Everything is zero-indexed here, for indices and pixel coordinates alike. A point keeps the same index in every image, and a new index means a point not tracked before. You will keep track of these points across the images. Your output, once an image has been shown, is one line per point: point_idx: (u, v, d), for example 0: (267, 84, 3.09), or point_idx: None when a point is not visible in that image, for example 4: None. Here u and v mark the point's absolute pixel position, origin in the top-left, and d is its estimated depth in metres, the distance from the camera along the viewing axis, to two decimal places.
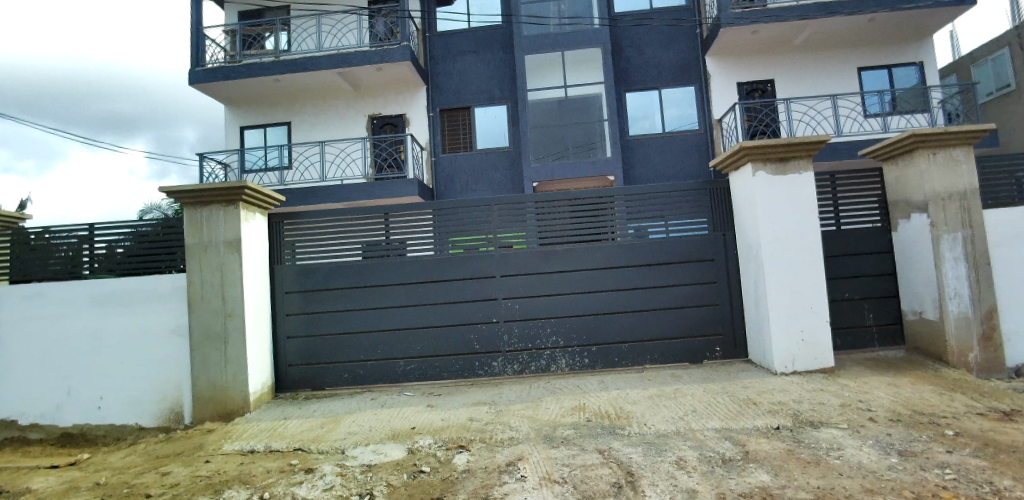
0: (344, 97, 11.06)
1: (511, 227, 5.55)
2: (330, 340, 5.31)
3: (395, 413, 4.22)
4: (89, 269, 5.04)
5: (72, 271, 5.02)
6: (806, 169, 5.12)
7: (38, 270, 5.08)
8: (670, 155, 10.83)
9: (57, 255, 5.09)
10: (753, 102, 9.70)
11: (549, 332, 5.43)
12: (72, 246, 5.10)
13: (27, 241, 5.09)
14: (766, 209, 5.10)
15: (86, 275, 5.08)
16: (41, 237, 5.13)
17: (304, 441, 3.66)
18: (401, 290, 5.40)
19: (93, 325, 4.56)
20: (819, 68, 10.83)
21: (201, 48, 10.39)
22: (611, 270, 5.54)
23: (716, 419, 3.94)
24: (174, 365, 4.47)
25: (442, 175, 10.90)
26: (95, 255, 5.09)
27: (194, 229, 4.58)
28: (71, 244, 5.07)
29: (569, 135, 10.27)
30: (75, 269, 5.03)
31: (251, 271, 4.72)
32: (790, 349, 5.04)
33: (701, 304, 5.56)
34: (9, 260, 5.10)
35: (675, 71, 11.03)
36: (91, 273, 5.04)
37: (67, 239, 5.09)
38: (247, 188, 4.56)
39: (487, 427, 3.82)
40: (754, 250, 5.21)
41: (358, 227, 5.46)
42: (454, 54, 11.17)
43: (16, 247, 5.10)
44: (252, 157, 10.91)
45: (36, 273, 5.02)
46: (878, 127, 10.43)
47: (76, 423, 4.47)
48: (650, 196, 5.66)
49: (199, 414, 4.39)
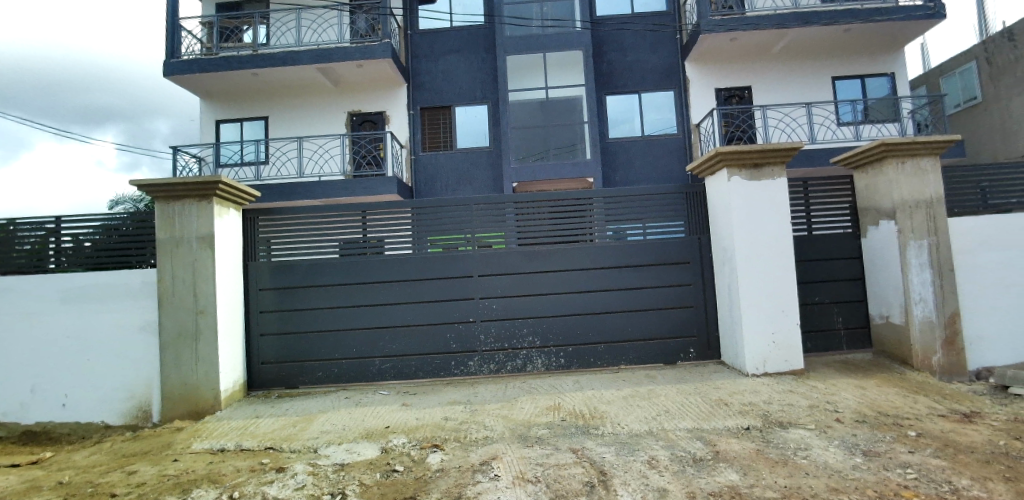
0: (324, 93, 10.93)
1: (491, 227, 5.56)
2: (306, 338, 5.24)
3: (370, 412, 4.19)
4: (56, 263, 4.89)
5: (37, 264, 4.86)
6: (780, 175, 5.25)
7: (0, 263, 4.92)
8: (650, 159, 10.97)
9: (21, 248, 4.93)
10: (731, 109, 9.88)
11: (526, 332, 5.45)
12: (37, 239, 4.94)
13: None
14: (741, 215, 5.20)
15: (52, 269, 4.92)
16: (4, 229, 4.95)
17: (277, 440, 3.61)
18: (379, 288, 5.36)
19: (59, 321, 4.42)
20: (796, 76, 11.08)
21: (176, 39, 10.14)
22: (589, 271, 5.59)
23: (688, 419, 4.01)
24: (144, 362, 4.37)
25: (424, 173, 10.85)
26: (62, 248, 4.94)
27: (166, 224, 4.48)
28: (37, 237, 4.92)
29: (550, 136, 10.32)
30: (40, 263, 4.87)
31: (225, 268, 4.63)
32: (762, 351, 5.16)
33: (677, 306, 5.65)
34: None
35: (656, 76, 11.17)
36: (58, 267, 4.89)
37: (32, 231, 4.93)
38: (223, 182, 4.47)
39: (462, 426, 3.83)
40: (728, 254, 5.32)
41: (336, 224, 5.41)
42: (437, 52, 11.13)
43: None
44: (229, 151, 10.70)
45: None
46: (851, 136, 10.72)
47: (38, 421, 4.32)
48: (629, 199, 5.73)
49: (169, 413, 4.29)
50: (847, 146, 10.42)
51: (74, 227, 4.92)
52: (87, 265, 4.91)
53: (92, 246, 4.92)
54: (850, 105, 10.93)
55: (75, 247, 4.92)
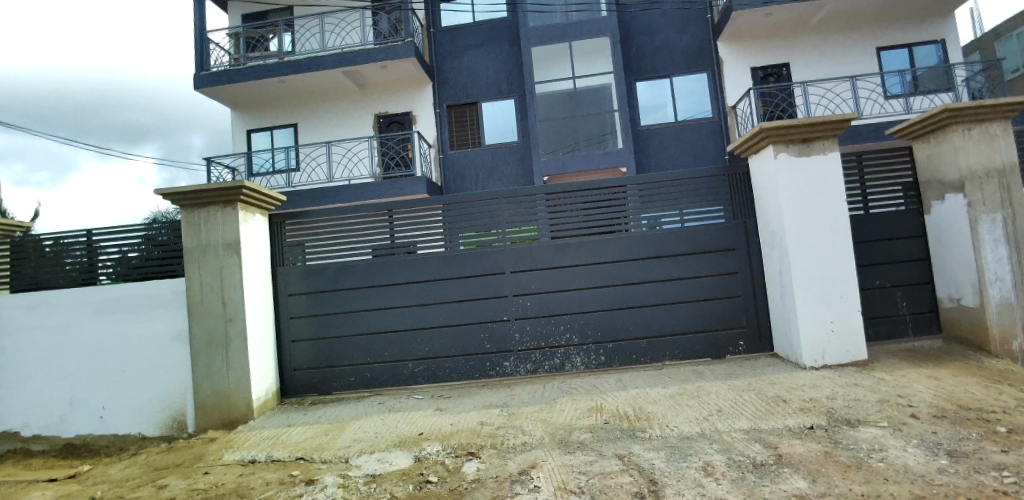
0: (350, 96, 10.92)
1: (522, 221, 5.32)
2: (338, 343, 5.13)
3: (403, 418, 4.02)
4: (106, 276, 4.94)
5: (89, 277, 4.89)
6: (833, 149, 4.81)
7: (54, 278, 4.95)
8: (685, 144, 10.49)
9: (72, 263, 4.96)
10: (769, 87, 9.29)
11: (562, 329, 5.20)
12: (85, 253, 4.97)
13: (38, 249, 5.00)
14: (791, 195, 4.79)
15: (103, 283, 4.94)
16: (57, 245, 5.00)
17: (308, 450, 3.49)
18: (409, 289, 5.20)
19: (94, 333, 4.42)
20: (837, 48, 10.38)
21: (205, 53, 10.31)
22: (628, 263, 5.29)
23: (745, 420, 3.65)
24: (177, 371, 4.33)
25: (452, 172, 10.73)
26: (108, 261, 4.98)
27: (192, 232, 4.43)
28: (87, 251, 4.95)
29: (579, 127, 10.00)
30: (89, 277, 4.91)
31: (253, 273, 4.56)
32: (821, 341, 4.74)
33: (725, 296, 5.29)
34: (27, 269, 4.99)
35: (688, 58, 10.67)
36: (107, 280, 4.94)
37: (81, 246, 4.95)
38: (246, 187, 4.39)
39: (499, 431, 3.60)
40: (778, 237, 4.92)
41: (362, 225, 5.28)
42: (460, 49, 10.97)
43: (33, 256, 4.99)
44: (261, 160, 10.83)
45: (49, 281, 4.92)
46: (900, 109, 9.97)
47: (78, 434, 4.34)
48: (666, 184, 5.39)
49: (202, 422, 4.24)
50: (896, 120, 9.68)
51: (117, 240, 4.94)
52: (135, 277, 4.90)
53: (136, 258, 4.93)
54: (896, 76, 10.14)
55: (120, 259, 4.94)
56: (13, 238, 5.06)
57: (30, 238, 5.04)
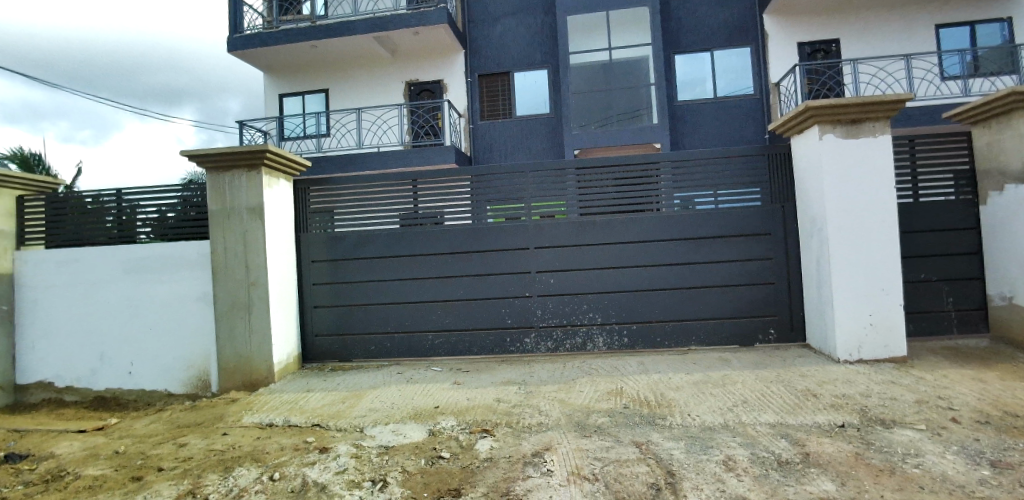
0: (382, 63, 10.77)
1: (550, 196, 5.15)
2: (358, 311, 5.13)
3: (420, 390, 3.99)
4: (144, 235, 4.88)
5: (127, 236, 4.84)
6: (883, 132, 4.46)
7: (92, 235, 4.92)
8: (724, 122, 10.02)
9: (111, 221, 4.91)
10: (817, 64, 8.72)
11: (585, 308, 5.07)
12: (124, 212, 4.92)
13: (79, 206, 4.97)
14: (838, 178, 4.47)
15: (141, 242, 4.88)
16: (98, 202, 4.96)
17: (324, 417, 3.50)
18: (433, 261, 5.13)
19: (123, 292, 4.51)
20: (894, 23, 9.63)
21: (238, 15, 10.24)
22: (657, 244, 5.09)
23: (772, 413, 3.49)
24: (201, 332, 4.40)
25: (480, 143, 10.53)
26: (146, 220, 4.91)
27: (217, 196, 4.43)
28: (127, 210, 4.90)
29: (613, 101, 9.63)
30: (128, 235, 4.85)
31: (276, 238, 4.56)
32: (858, 335, 4.49)
33: (757, 283, 5.06)
34: (67, 225, 4.98)
35: (733, 31, 10.08)
36: (146, 239, 4.88)
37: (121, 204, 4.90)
38: (269, 151, 4.34)
39: (515, 410, 3.54)
40: (818, 223, 4.63)
41: (386, 194, 5.20)
42: (493, 16, 10.61)
43: (75, 212, 4.97)
44: (292, 125, 10.82)
45: (89, 237, 4.88)
46: (958, 92, 9.20)
47: (108, 387, 4.49)
48: (703, 162, 5.11)
49: (225, 383, 4.31)
50: (952, 103, 9.00)
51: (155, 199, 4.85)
52: (171, 237, 4.83)
53: (174, 218, 4.84)
54: (955, 56, 9.37)
55: (159, 218, 4.87)
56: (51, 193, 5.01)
57: (72, 194, 5.01)
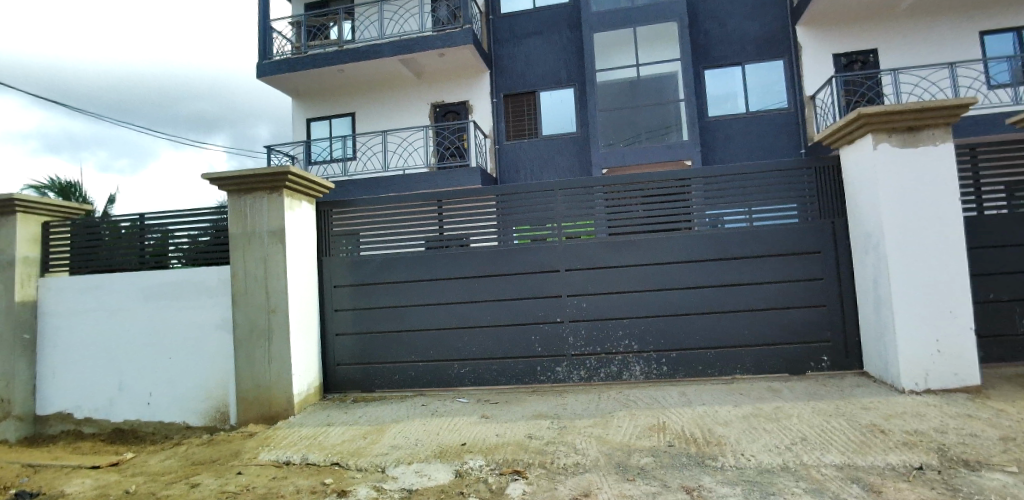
0: (407, 85, 10.82)
1: (579, 215, 4.92)
2: (381, 338, 4.93)
3: (446, 425, 3.73)
4: (178, 260, 4.73)
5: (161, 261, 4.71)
6: (943, 140, 4.12)
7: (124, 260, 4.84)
8: (757, 136, 9.69)
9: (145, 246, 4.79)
10: (854, 74, 8.37)
11: (620, 335, 4.77)
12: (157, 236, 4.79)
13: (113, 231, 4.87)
14: (895, 190, 4.12)
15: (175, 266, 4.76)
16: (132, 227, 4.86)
17: (344, 455, 3.27)
18: (459, 285, 4.93)
19: (143, 320, 4.42)
20: (935, 30, 9.21)
21: (268, 42, 10.48)
22: (695, 264, 4.78)
23: (837, 453, 3.10)
24: (220, 362, 4.26)
25: (505, 164, 10.42)
26: (178, 243, 4.76)
27: (238, 218, 4.34)
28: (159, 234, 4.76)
29: (641, 118, 9.42)
30: (162, 260, 4.73)
31: (298, 263, 4.42)
32: (925, 363, 4.07)
33: (806, 305, 4.69)
34: (102, 249, 4.90)
35: (765, 43, 9.81)
36: (180, 264, 4.73)
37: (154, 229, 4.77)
38: (291, 173, 4.23)
39: (548, 448, 3.24)
40: (874, 240, 4.27)
41: (408, 216, 5.03)
42: (519, 36, 10.60)
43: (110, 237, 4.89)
44: (319, 149, 10.92)
45: (121, 263, 4.78)
46: (1009, 100, 8.70)
47: (126, 419, 4.37)
48: (742, 176, 4.80)
49: (243, 415, 4.14)
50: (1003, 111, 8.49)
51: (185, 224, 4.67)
52: (202, 262, 4.65)
53: (205, 241, 4.65)
54: (1004, 63, 8.87)
55: (190, 242, 4.69)
56: (83, 218, 4.96)
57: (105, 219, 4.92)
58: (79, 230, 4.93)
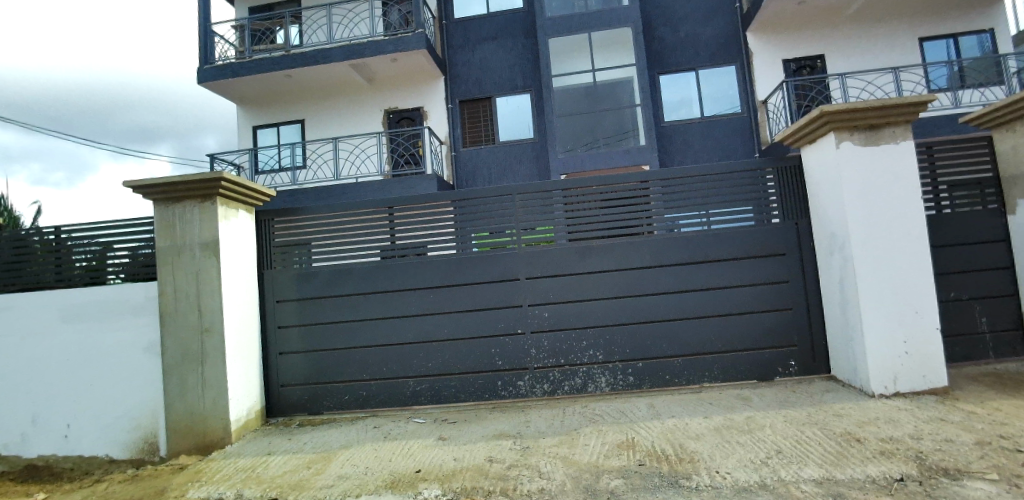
0: (360, 90, 10.46)
1: (538, 221, 4.71)
2: (332, 356, 4.59)
3: (399, 450, 3.42)
4: (114, 276, 4.10)
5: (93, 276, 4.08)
6: (904, 138, 4.09)
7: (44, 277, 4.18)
8: (714, 142, 9.74)
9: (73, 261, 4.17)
10: (805, 79, 8.51)
11: (585, 345, 4.56)
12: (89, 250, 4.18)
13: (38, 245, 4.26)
14: (857, 190, 4.06)
15: (108, 283, 4.11)
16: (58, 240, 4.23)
17: (284, 489, 2.93)
18: (413, 296, 4.64)
19: (59, 343, 3.96)
20: (878, 37, 9.48)
21: (209, 46, 9.96)
22: (659, 269, 4.63)
23: (815, 466, 2.93)
24: (148, 387, 3.84)
25: (466, 170, 10.17)
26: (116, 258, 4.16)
27: (166, 230, 3.95)
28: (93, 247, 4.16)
29: (599, 123, 9.33)
30: (96, 277, 4.10)
31: (234, 276, 4.05)
32: (893, 364, 3.99)
33: (773, 309, 4.59)
34: (19, 266, 4.23)
35: (716, 50, 9.90)
36: (115, 280, 4.10)
37: (87, 242, 4.19)
38: (225, 180, 3.88)
39: (510, 473, 2.98)
40: (839, 241, 4.20)
41: (359, 223, 4.72)
42: (474, 41, 10.41)
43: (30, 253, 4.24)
44: (266, 157, 10.48)
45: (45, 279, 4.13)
46: (948, 103, 8.95)
47: (40, 455, 3.89)
48: (702, 179, 4.71)
49: (175, 445, 3.74)
50: (941, 113, 8.74)
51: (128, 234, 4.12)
52: (145, 277, 4.06)
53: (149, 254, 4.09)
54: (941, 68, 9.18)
55: (131, 256, 4.12)
56: (9, 231, 4.30)
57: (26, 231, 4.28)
58: (3, 243, 4.27)
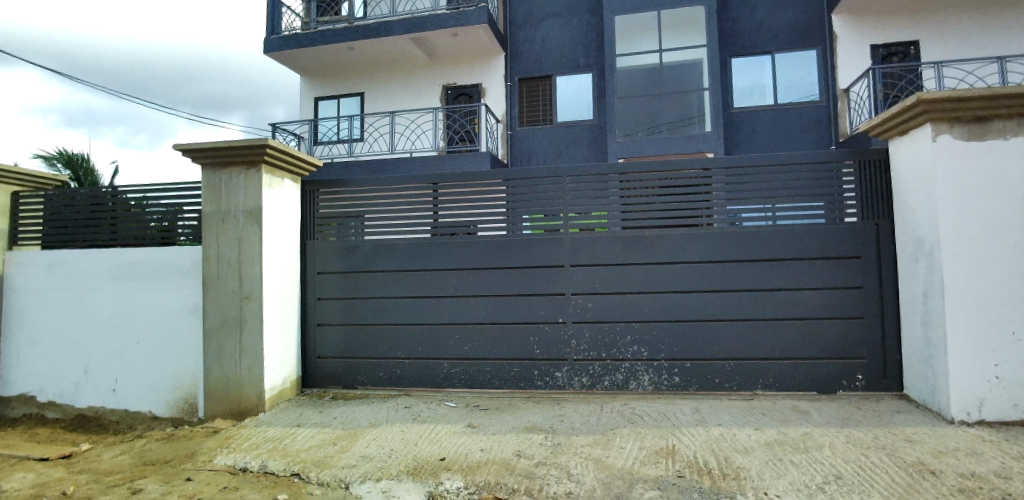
0: (418, 65, 10.37)
1: (590, 206, 4.45)
2: (368, 331, 4.56)
3: (426, 434, 3.33)
4: (184, 236, 4.21)
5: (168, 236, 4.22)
6: (1016, 133, 3.52)
7: (125, 234, 4.36)
8: (785, 131, 9.03)
9: (148, 221, 4.32)
10: (894, 66, 7.67)
11: (629, 341, 4.31)
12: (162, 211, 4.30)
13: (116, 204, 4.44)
14: (954, 190, 3.55)
15: (180, 244, 4.24)
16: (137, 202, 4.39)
17: (306, 465, 2.90)
18: (453, 277, 4.51)
19: (110, 300, 4.12)
20: (988, 22, 8.37)
21: (278, 17, 10.09)
22: (715, 265, 4.28)
23: (881, 498, 2.57)
24: (190, 349, 3.94)
25: (518, 150, 9.95)
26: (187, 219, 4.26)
27: (213, 195, 3.99)
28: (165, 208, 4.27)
29: (661, 107, 8.83)
30: (168, 237, 4.23)
31: (276, 246, 4.06)
32: (980, 389, 3.49)
33: (842, 317, 4.16)
34: (103, 223, 4.45)
35: (798, 31, 9.10)
36: (187, 241, 4.21)
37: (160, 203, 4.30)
38: (270, 148, 3.85)
39: (538, 471, 2.81)
40: (926, 246, 3.71)
41: (403, 199, 4.62)
42: (536, 17, 10.04)
43: (110, 210, 4.42)
44: (324, 128, 10.61)
45: (127, 237, 4.33)
46: None
47: (91, 405, 4.10)
48: (772, 168, 4.29)
49: (212, 408, 3.83)
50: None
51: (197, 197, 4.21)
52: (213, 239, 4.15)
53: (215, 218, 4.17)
54: None
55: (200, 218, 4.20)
56: (86, 189, 4.52)
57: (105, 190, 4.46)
58: (82, 200, 4.49)
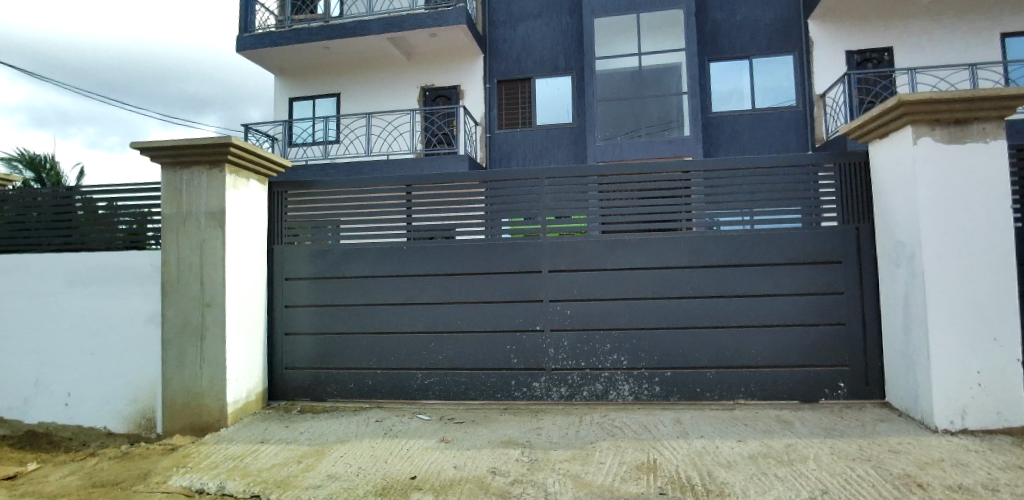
0: (397, 66, 10.19)
1: (569, 210, 4.34)
2: (340, 340, 4.38)
3: (397, 449, 3.17)
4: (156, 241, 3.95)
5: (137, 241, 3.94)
6: (996, 136, 3.50)
7: (92, 240, 4.08)
8: (764, 136, 9.05)
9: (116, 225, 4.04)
10: (870, 72, 7.74)
11: (609, 349, 4.19)
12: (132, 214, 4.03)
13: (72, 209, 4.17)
14: (935, 194, 3.51)
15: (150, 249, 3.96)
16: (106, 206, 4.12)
17: (267, 485, 2.71)
18: (428, 283, 4.36)
19: (63, 308, 3.87)
20: (960, 29, 8.51)
21: (250, 14, 9.84)
22: (695, 271, 4.20)
23: None
24: (147, 361, 3.72)
25: (498, 152, 9.82)
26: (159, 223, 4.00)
27: (173, 197, 3.79)
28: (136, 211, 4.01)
29: (641, 110, 8.78)
30: (138, 242, 3.96)
31: (240, 250, 3.86)
32: (963, 397, 3.44)
33: (823, 323, 4.10)
34: (68, 228, 4.16)
35: (775, 36, 9.14)
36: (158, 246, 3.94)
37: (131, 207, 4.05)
38: (234, 147, 3.66)
39: (513, 489, 2.67)
40: (908, 251, 3.66)
41: (376, 202, 4.46)
42: (516, 19, 9.95)
43: (76, 215, 4.15)
44: (299, 129, 10.36)
45: (93, 242, 4.04)
46: None
47: (41, 421, 3.84)
48: (752, 172, 4.22)
49: (171, 423, 3.62)
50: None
51: None
52: None
53: None
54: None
55: None
56: (50, 192, 4.25)
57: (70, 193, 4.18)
58: (45, 202, 4.21)
